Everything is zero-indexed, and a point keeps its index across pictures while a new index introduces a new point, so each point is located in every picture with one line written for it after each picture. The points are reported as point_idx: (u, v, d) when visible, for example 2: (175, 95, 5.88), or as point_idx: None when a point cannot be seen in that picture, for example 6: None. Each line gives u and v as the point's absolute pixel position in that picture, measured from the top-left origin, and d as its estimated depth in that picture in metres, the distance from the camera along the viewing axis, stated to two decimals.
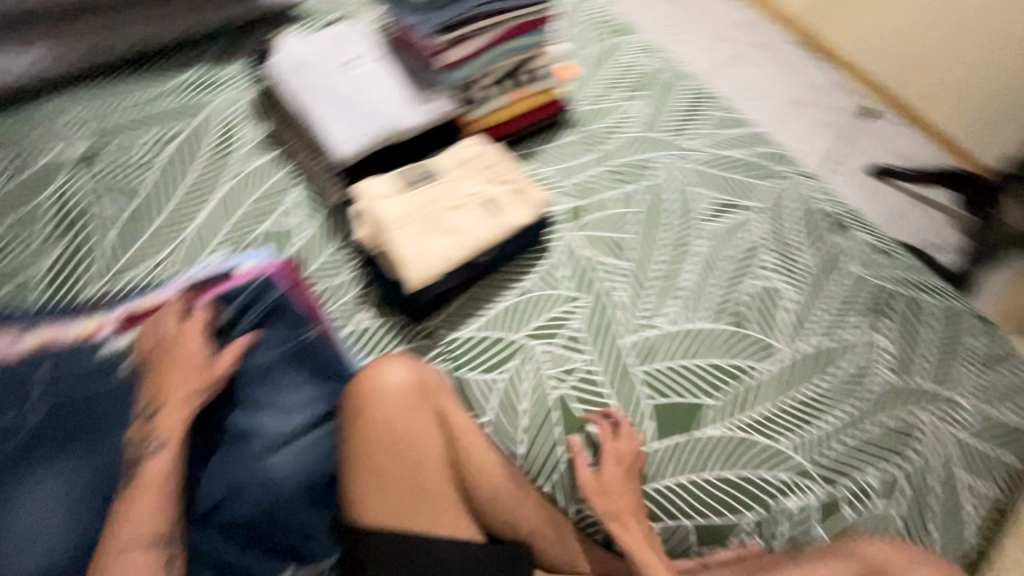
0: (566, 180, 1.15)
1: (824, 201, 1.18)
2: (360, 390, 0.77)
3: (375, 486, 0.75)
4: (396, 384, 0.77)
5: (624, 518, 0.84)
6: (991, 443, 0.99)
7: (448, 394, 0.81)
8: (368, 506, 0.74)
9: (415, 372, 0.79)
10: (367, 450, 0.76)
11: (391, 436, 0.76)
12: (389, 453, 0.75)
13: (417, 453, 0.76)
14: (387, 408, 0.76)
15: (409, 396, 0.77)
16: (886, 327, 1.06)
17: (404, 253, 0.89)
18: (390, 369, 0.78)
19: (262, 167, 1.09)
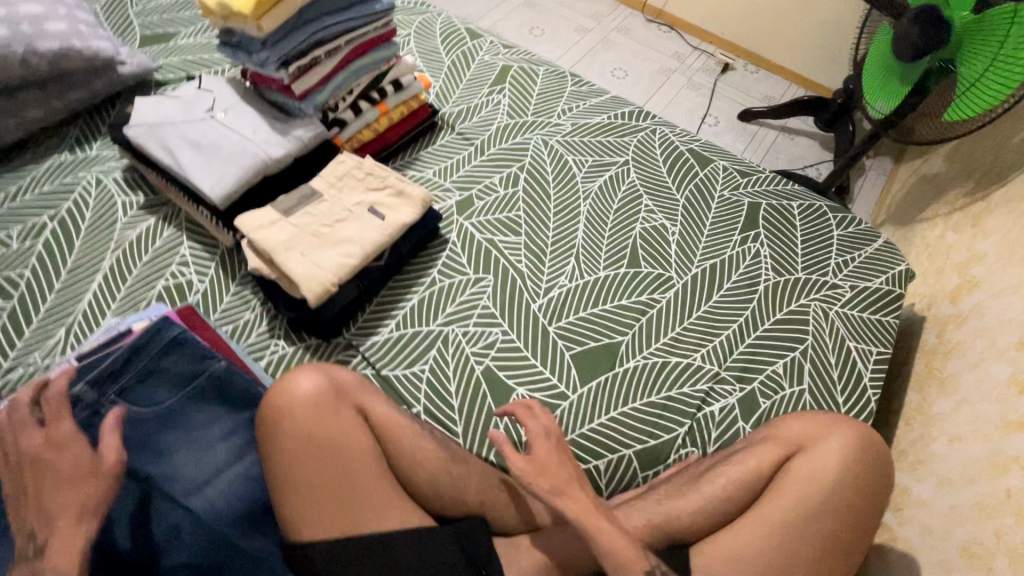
0: (451, 175, 1.23)
1: (681, 144, 1.33)
2: (273, 409, 0.76)
3: (308, 497, 0.72)
4: (307, 391, 0.76)
5: (565, 490, 0.77)
6: (870, 311, 1.10)
7: (363, 389, 0.82)
8: (304, 521, 0.72)
9: (324, 376, 0.79)
10: (292, 466, 0.73)
11: (316, 444, 0.74)
12: (315, 460, 0.74)
13: (344, 454, 0.75)
14: (303, 418, 0.75)
15: (324, 399, 0.77)
16: (761, 238, 1.18)
17: (293, 274, 0.91)
18: (297, 379, 0.77)
19: (149, 229, 1.10)
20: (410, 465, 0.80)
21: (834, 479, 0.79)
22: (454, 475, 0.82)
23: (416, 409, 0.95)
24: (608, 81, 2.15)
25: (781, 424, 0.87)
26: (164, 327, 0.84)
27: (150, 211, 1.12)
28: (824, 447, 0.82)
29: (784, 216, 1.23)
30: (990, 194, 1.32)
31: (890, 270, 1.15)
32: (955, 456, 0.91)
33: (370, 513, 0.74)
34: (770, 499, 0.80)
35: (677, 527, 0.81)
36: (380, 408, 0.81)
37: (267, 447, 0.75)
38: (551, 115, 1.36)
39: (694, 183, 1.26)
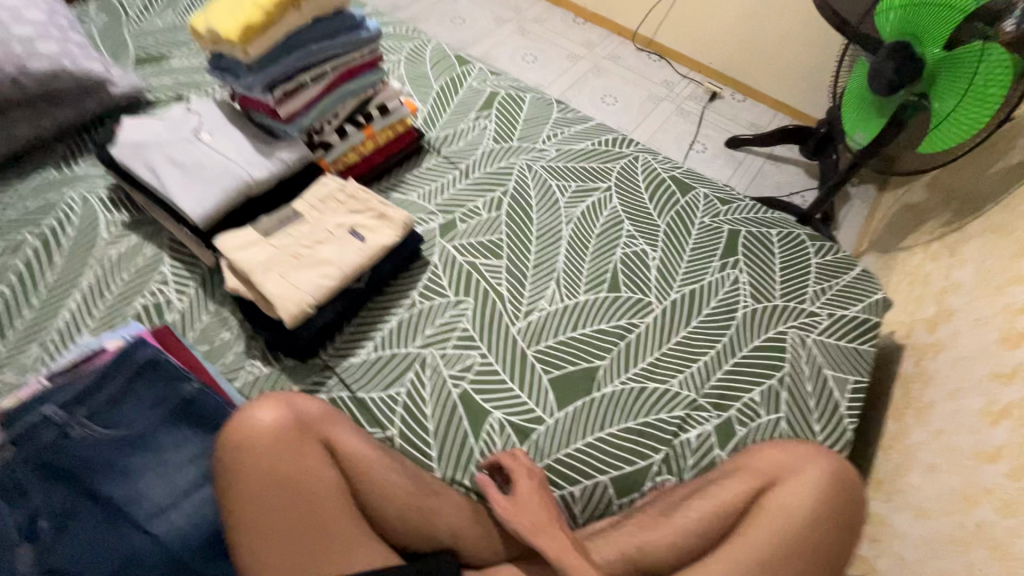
0: (436, 198, 1.24)
1: (663, 170, 1.35)
2: (232, 442, 0.75)
3: (266, 535, 0.71)
4: (267, 424, 0.76)
5: (543, 529, 0.78)
6: (847, 338, 1.11)
7: (328, 421, 0.81)
8: (261, 561, 0.71)
9: (286, 409, 0.78)
10: (251, 502, 0.72)
11: (276, 482, 0.73)
12: (276, 499, 0.73)
13: (304, 489, 0.74)
14: (263, 452, 0.74)
15: (284, 435, 0.76)
16: (740, 264, 1.20)
17: (269, 294, 0.91)
18: (258, 411, 0.77)
19: (131, 247, 1.10)
20: (376, 497, 0.79)
21: (808, 514, 0.77)
22: (423, 509, 0.81)
23: (390, 432, 0.94)
24: (599, 107, 2.19)
25: (757, 453, 0.85)
26: (134, 349, 0.82)
27: (133, 229, 1.13)
28: (798, 480, 0.79)
29: (763, 244, 1.24)
30: (967, 225, 1.34)
31: (867, 298, 1.16)
32: (930, 486, 0.90)
33: (332, 551, 0.72)
34: (741, 533, 0.77)
35: (650, 560, 0.80)
36: (346, 441, 0.80)
37: (226, 483, 0.74)
38: (536, 141, 1.38)
39: (675, 209, 1.28)
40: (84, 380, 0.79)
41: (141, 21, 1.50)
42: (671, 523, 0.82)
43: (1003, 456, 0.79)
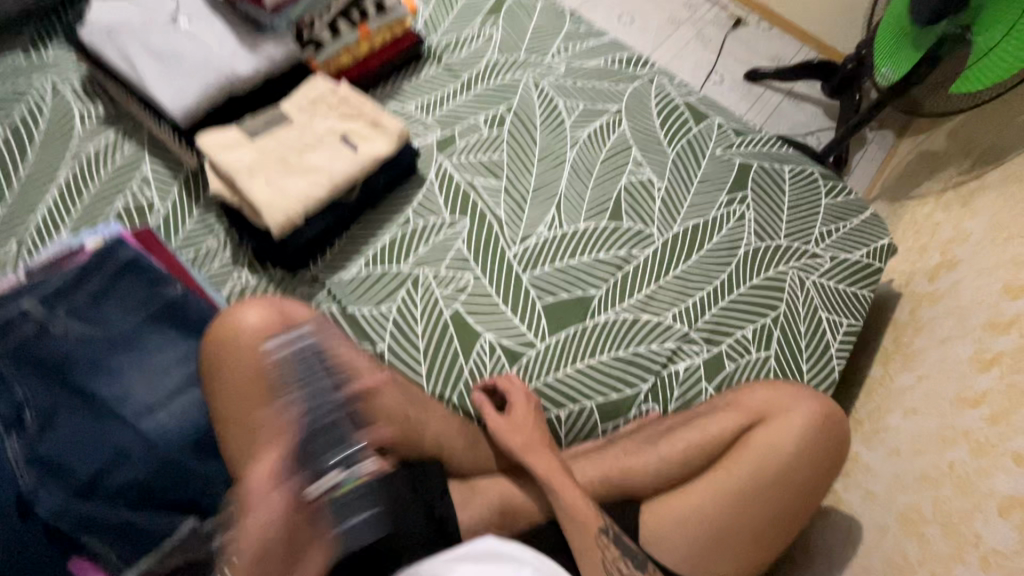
0: (434, 111, 1.17)
1: (678, 96, 1.27)
2: (220, 343, 0.73)
3: (252, 433, 0.71)
4: (253, 327, 0.73)
5: (536, 448, 0.81)
6: (847, 282, 1.10)
7: (318, 326, 0.79)
8: (245, 461, 0.71)
9: (272, 312, 0.75)
10: (238, 403, 0.72)
11: (264, 381, 0.72)
12: (266, 399, 0.72)
13: (291, 395, 0.73)
14: (249, 356, 0.72)
15: (271, 337, 0.74)
16: (748, 200, 1.15)
17: (255, 200, 0.87)
18: (243, 313, 0.74)
19: (108, 144, 1.04)
20: (365, 405, 0.79)
21: (792, 453, 0.76)
22: (411, 419, 0.81)
23: (380, 347, 0.94)
24: (614, 27, 2.03)
25: (747, 392, 0.83)
26: (115, 248, 0.82)
27: (110, 124, 1.06)
28: (785, 420, 0.78)
29: (774, 181, 1.19)
30: (985, 174, 1.30)
31: (872, 242, 1.14)
32: (908, 428, 0.92)
33: (316, 456, 0.71)
34: (724, 466, 0.78)
35: (631, 480, 0.81)
36: (335, 350, 0.78)
37: (213, 383, 0.73)
38: (545, 55, 1.28)
39: (687, 137, 1.22)
40: (62, 276, 0.78)
41: None
42: (656, 451, 0.82)
43: (986, 403, 0.80)
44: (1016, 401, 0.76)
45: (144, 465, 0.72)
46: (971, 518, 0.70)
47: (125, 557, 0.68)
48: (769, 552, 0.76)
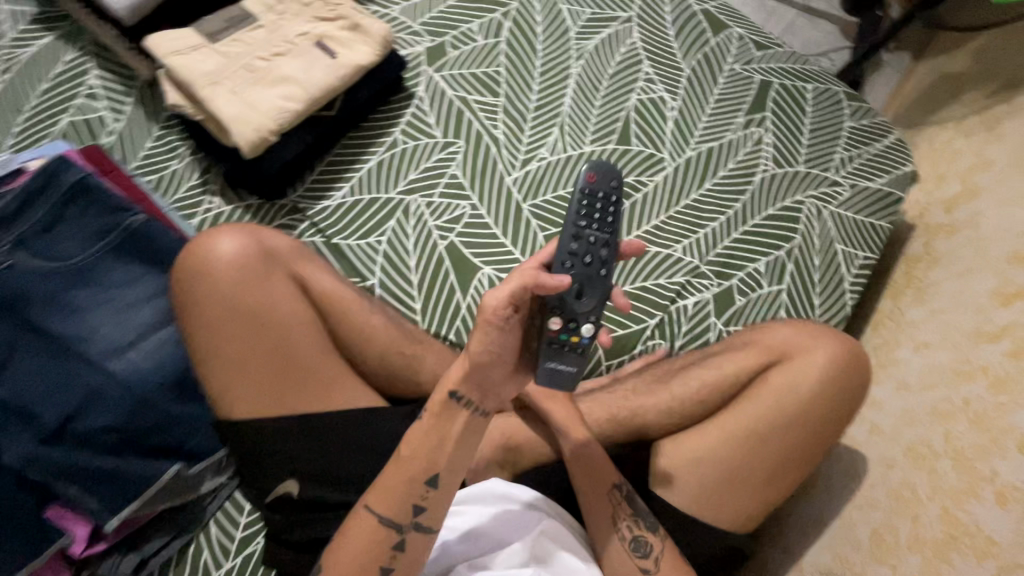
0: (421, 16, 1.03)
1: (694, 1, 1.13)
2: (194, 273, 0.65)
3: (236, 373, 0.65)
4: (230, 256, 0.65)
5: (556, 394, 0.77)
6: (866, 212, 1.03)
7: (297, 255, 0.71)
8: (236, 399, 0.65)
9: (247, 239, 0.67)
10: (217, 337, 0.65)
11: (244, 315, 0.65)
12: (246, 332, 0.65)
13: (277, 330, 0.66)
14: (226, 287, 0.65)
15: (248, 266, 0.66)
16: (767, 122, 1.06)
17: (220, 114, 0.76)
18: (216, 242, 0.66)
19: (45, 50, 0.90)
20: (355, 341, 0.73)
21: (810, 395, 0.74)
22: (408, 355, 0.75)
23: (370, 282, 0.87)
24: None
25: (765, 331, 0.80)
26: (61, 169, 0.72)
27: (45, 27, 0.91)
28: (805, 359, 0.75)
29: (795, 101, 1.09)
30: (1015, 96, 1.21)
31: (896, 170, 1.06)
32: (918, 363, 0.90)
33: (311, 388, 0.67)
34: (738, 405, 0.76)
35: (639, 420, 0.80)
36: (322, 282, 0.71)
37: (188, 315, 0.66)
38: None
39: (704, 50, 1.10)
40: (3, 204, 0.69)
41: None
42: (670, 390, 0.80)
43: (1007, 337, 0.77)
44: None
45: (120, 408, 0.66)
46: (986, 453, 0.68)
47: (109, 505, 0.64)
48: (779, 493, 0.74)
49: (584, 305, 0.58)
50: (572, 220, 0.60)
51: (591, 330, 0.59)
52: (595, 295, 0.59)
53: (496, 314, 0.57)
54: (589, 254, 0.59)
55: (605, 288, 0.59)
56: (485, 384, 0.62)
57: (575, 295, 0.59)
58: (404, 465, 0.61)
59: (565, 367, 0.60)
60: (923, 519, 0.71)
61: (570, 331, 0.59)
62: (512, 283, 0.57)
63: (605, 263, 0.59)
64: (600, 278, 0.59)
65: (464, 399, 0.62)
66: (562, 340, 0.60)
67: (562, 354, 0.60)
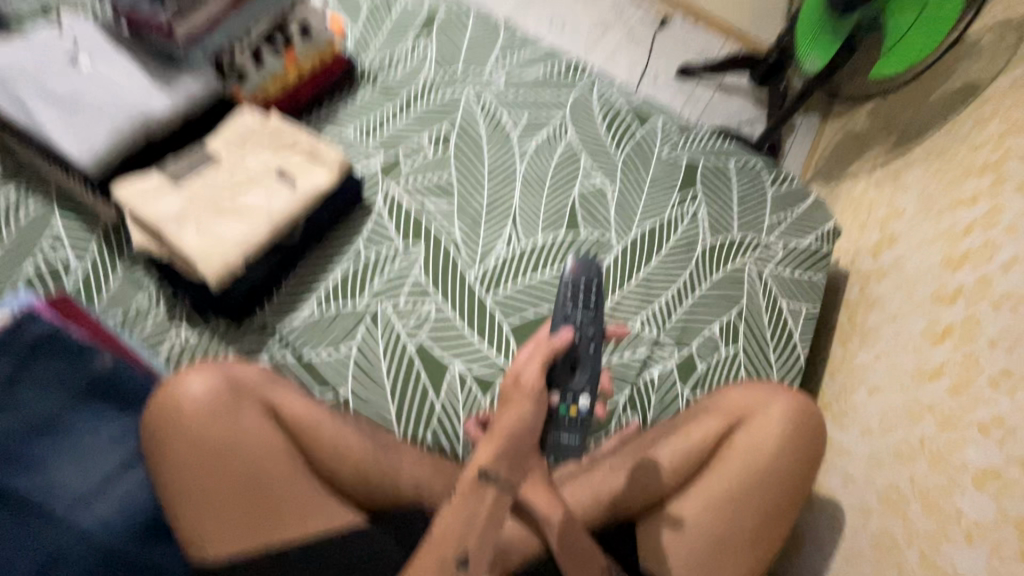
0: (375, 135, 1.12)
1: (619, 99, 1.27)
2: (162, 417, 0.66)
3: (210, 514, 0.64)
4: (198, 395, 0.66)
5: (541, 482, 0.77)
6: (801, 268, 1.12)
7: (267, 383, 0.73)
8: (212, 542, 0.63)
9: (216, 375, 0.69)
10: (189, 481, 0.64)
11: (216, 452, 0.65)
12: (220, 469, 0.65)
13: (249, 462, 0.66)
14: (196, 427, 0.65)
15: (217, 403, 0.67)
16: (699, 198, 1.17)
17: (186, 249, 0.80)
18: (185, 382, 0.67)
19: (10, 202, 0.93)
20: (330, 459, 0.73)
21: (775, 453, 0.76)
22: (385, 466, 0.75)
23: (343, 392, 0.88)
24: (546, 32, 2.04)
25: (724, 395, 0.84)
26: (28, 322, 0.72)
27: (10, 180, 0.95)
28: (763, 419, 0.78)
29: (721, 176, 1.21)
30: (909, 152, 1.37)
31: (820, 227, 1.17)
32: (876, 406, 0.95)
33: (290, 517, 0.66)
34: (711, 472, 0.78)
35: (621, 500, 0.80)
36: (291, 406, 0.73)
37: (158, 462, 0.65)
38: (483, 69, 1.26)
39: (633, 140, 1.22)
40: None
41: None
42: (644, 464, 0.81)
43: (945, 374, 0.83)
44: (973, 371, 0.79)
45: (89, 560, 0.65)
46: (949, 492, 0.72)
47: None
48: (765, 556, 0.75)
49: (580, 380, 0.78)
50: (564, 308, 0.82)
51: (586, 401, 0.78)
52: (587, 371, 0.78)
53: (533, 387, 0.71)
54: (580, 336, 0.80)
55: (593, 363, 0.79)
56: (511, 466, 0.67)
57: (571, 372, 0.78)
58: (438, 545, 0.61)
59: (567, 433, 0.80)
60: (906, 567, 0.73)
61: (569, 404, 0.78)
62: (538, 357, 0.73)
63: (592, 341, 0.80)
64: (589, 354, 0.79)
65: (495, 476, 0.65)
66: (562, 411, 0.78)
67: (566, 424, 0.79)
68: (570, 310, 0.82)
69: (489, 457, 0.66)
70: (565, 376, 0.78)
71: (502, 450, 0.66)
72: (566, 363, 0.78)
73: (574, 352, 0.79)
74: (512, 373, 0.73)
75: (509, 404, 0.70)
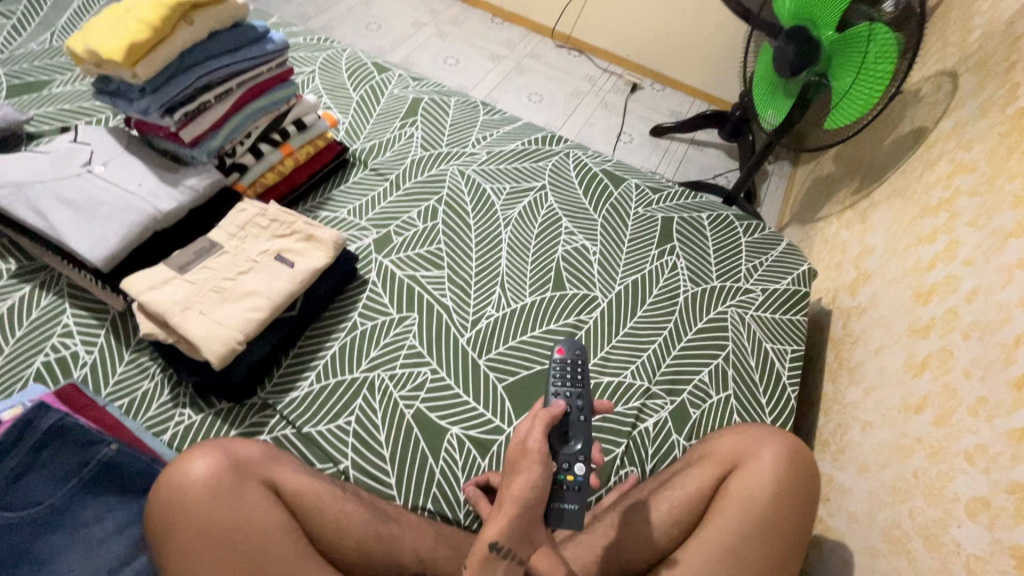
0: (367, 213, 1.19)
1: (594, 165, 1.37)
2: (169, 500, 0.67)
3: None
4: (202, 477, 0.68)
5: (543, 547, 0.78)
6: (781, 310, 1.17)
7: (269, 460, 0.74)
8: None
9: (219, 456, 0.71)
10: (194, 565, 0.64)
11: (220, 533, 0.66)
12: (224, 551, 0.65)
13: (254, 543, 0.66)
14: (201, 509, 0.66)
15: (221, 483, 0.68)
16: (677, 250, 1.23)
17: (189, 334, 0.84)
18: (189, 465, 0.69)
19: (23, 299, 0.98)
20: (332, 534, 0.73)
21: (771, 496, 0.77)
22: (386, 537, 0.76)
23: (343, 465, 0.89)
24: (525, 105, 2.19)
25: (716, 440, 0.86)
26: (37, 416, 0.71)
27: (24, 279, 1.00)
28: (756, 463, 0.80)
29: (696, 229, 1.28)
30: (872, 193, 1.45)
31: (795, 270, 1.23)
32: (869, 442, 0.96)
33: None
34: (710, 522, 0.77)
35: (624, 556, 0.80)
36: (294, 482, 0.74)
37: (165, 547, 0.66)
38: (466, 145, 1.36)
39: (610, 201, 1.30)
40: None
41: (12, 48, 1.35)
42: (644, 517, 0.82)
43: (928, 407, 0.85)
44: (953, 402, 0.81)
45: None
46: (945, 525, 0.72)
47: None
48: None
49: (573, 447, 0.76)
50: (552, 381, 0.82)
51: (583, 468, 0.74)
52: (580, 439, 0.76)
53: (540, 451, 0.70)
54: (570, 405, 0.79)
55: (585, 431, 0.77)
56: (518, 533, 0.67)
57: (564, 441, 0.76)
58: None
59: (569, 506, 0.73)
60: None
61: (566, 471, 0.74)
62: (540, 422, 0.73)
63: (582, 410, 0.79)
64: (580, 423, 0.78)
65: (507, 550, 0.66)
66: (561, 481, 0.74)
67: (566, 494, 0.73)
68: (559, 381, 0.82)
69: (500, 530, 0.66)
70: (558, 445, 0.76)
71: (502, 513, 0.67)
72: (559, 431, 0.77)
73: (564, 420, 0.78)
74: (517, 442, 0.72)
75: (518, 471, 0.69)
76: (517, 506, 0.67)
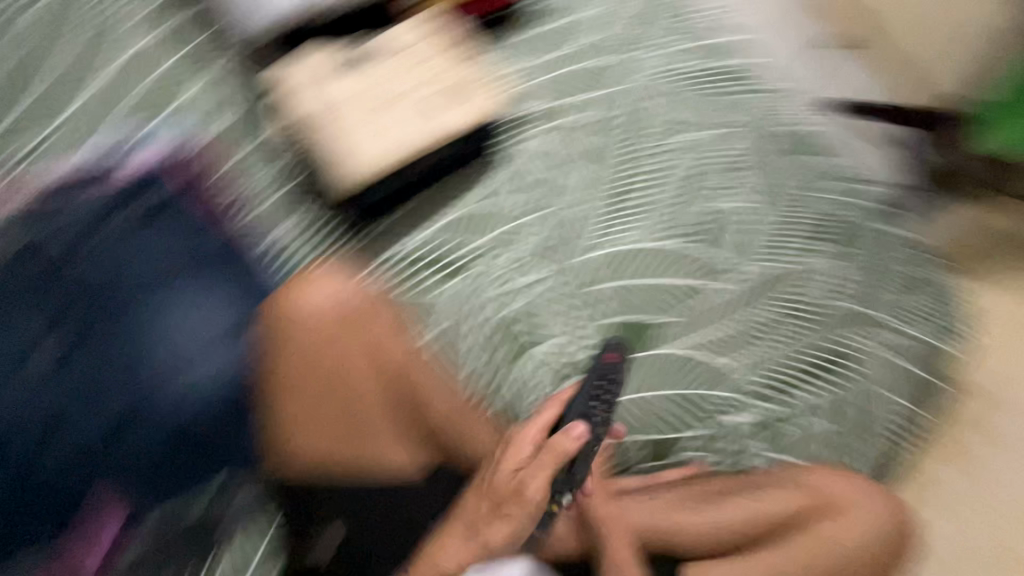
0: (524, 79, 1.04)
1: (798, 108, 1.09)
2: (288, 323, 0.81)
3: (308, 411, 0.81)
4: (322, 306, 0.82)
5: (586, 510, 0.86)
6: (935, 367, 0.98)
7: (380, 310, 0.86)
8: (306, 431, 0.81)
9: (337, 294, 0.83)
10: (298, 376, 0.81)
11: (327, 358, 0.81)
12: (331, 373, 0.82)
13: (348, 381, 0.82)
14: (313, 339, 0.81)
15: (337, 318, 0.82)
16: (850, 250, 1.01)
17: (333, 152, 0.92)
18: (314, 290, 0.82)
19: (188, 56, 0.99)
20: (415, 401, 0.85)
21: (846, 552, 0.83)
22: (456, 421, 0.86)
23: (425, 335, 0.89)
24: None
25: (807, 473, 0.88)
26: (149, 185, 0.88)
27: (193, 35, 1.00)
28: (848, 517, 0.84)
29: (894, 240, 1.03)
30: None
31: (971, 332, 1.02)
32: (954, 538, 0.95)
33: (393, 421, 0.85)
34: (781, 545, 0.85)
35: (670, 530, 0.86)
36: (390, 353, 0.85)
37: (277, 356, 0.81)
38: (659, 26, 1.09)
39: (797, 162, 1.05)
40: (92, 219, 0.84)
41: None
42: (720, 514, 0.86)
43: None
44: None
45: (172, 395, 0.78)
46: None
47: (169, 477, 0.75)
48: None
49: (574, 477, 0.79)
50: (584, 400, 0.84)
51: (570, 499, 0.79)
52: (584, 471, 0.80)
53: (531, 505, 0.78)
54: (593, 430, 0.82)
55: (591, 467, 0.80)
56: (476, 522, 0.79)
57: (569, 469, 0.80)
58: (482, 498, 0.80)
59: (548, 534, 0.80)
60: None
61: (554, 503, 0.79)
62: (541, 471, 0.79)
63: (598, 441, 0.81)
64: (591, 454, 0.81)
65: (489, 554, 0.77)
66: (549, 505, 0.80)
67: (546, 520, 0.80)
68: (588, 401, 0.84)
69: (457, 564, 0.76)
70: (569, 470, 0.80)
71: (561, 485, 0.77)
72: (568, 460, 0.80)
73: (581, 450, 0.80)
74: (514, 486, 0.80)
75: (506, 517, 0.79)
76: (514, 497, 0.79)
